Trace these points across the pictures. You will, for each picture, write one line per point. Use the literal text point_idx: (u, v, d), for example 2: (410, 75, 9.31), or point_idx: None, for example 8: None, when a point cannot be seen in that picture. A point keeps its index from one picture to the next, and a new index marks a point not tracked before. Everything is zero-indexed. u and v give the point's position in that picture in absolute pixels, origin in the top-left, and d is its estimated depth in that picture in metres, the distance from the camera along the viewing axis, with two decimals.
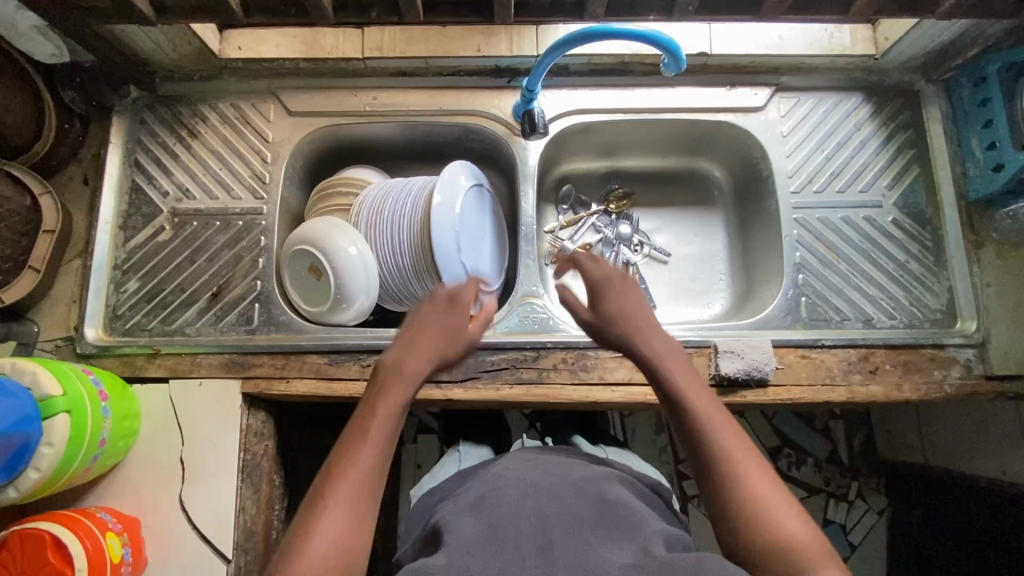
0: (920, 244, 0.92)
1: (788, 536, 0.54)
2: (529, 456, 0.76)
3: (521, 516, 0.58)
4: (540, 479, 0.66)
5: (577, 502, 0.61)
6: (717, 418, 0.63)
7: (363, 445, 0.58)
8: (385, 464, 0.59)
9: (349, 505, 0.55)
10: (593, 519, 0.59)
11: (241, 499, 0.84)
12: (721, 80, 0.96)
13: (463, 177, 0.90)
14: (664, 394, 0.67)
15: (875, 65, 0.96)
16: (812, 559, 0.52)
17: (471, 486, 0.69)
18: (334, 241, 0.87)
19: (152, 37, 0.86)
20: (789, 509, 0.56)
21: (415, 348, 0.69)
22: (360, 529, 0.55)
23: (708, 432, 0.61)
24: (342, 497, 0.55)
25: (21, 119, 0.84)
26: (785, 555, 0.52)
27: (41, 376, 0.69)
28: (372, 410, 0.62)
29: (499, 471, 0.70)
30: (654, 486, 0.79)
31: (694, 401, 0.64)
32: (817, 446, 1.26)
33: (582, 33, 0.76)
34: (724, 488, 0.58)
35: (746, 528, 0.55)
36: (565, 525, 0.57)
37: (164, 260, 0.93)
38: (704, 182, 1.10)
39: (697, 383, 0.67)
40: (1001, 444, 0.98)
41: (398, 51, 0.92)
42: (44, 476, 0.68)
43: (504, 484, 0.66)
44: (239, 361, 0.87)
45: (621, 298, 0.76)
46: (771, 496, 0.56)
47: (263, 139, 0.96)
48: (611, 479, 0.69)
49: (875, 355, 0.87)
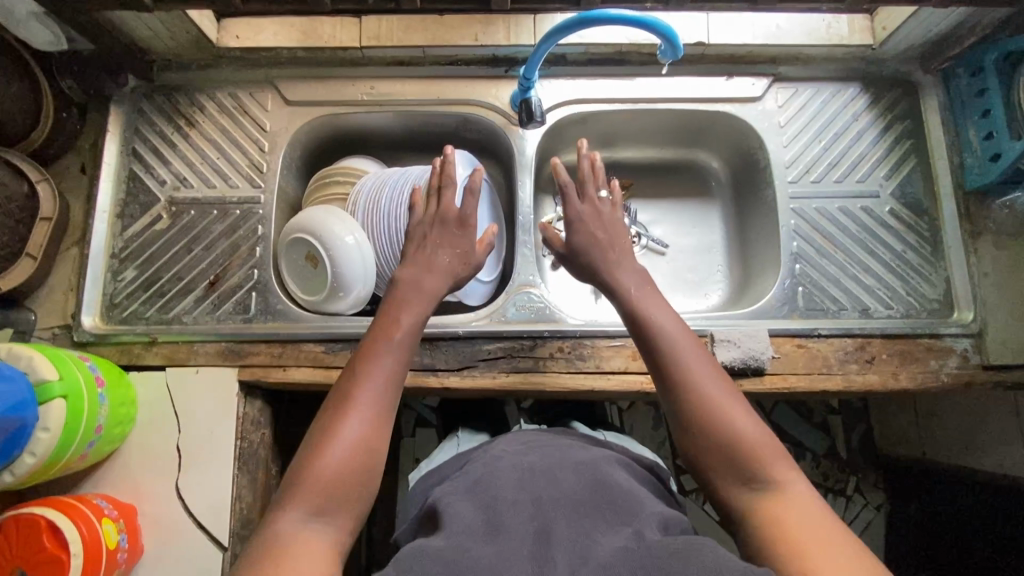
0: (917, 234, 0.92)
1: (746, 441, 0.57)
2: (527, 437, 0.76)
3: (517, 502, 0.58)
4: (536, 463, 0.66)
5: (574, 487, 0.61)
6: (682, 337, 0.65)
7: (375, 357, 0.62)
8: (399, 375, 0.62)
9: (366, 410, 0.58)
10: (590, 505, 0.59)
11: (237, 487, 0.84)
12: (718, 70, 0.96)
13: (459, 167, 0.92)
14: (632, 316, 0.69)
15: (873, 55, 0.96)
16: (764, 461, 0.56)
17: (468, 468, 0.69)
18: (331, 230, 0.87)
19: (149, 24, 0.86)
20: (746, 416, 0.59)
21: (427, 268, 0.74)
22: (378, 433, 0.58)
23: (673, 349, 0.64)
24: (359, 402, 0.58)
25: (18, 107, 0.84)
26: (741, 458, 0.57)
27: (37, 361, 0.69)
28: (383, 327, 0.65)
29: (497, 453, 0.70)
30: (651, 466, 0.79)
31: (660, 322, 0.67)
32: (815, 440, 1.26)
33: (577, 20, 0.76)
34: (686, 400, 0.61)
35: (706, 435, 0.59)
36: (562, 512, 0.57)
37: (161, 249, 0.93)
38: (702, 173, 1.10)
39: (665, 306, 0.70)
40: (999, 436, 0.98)
41: (396, 40, 0.92)
42: (40, 460, 0.68)
43: (500, 467, 0.66)
44: (236, 350, 0.87)
45: (596, 233, 0.78)
46: (730, 407, 0.60)
47: (260, 128, 0.96)
48: (608, 463, 0.69)
49: (872, 344, 0.87)
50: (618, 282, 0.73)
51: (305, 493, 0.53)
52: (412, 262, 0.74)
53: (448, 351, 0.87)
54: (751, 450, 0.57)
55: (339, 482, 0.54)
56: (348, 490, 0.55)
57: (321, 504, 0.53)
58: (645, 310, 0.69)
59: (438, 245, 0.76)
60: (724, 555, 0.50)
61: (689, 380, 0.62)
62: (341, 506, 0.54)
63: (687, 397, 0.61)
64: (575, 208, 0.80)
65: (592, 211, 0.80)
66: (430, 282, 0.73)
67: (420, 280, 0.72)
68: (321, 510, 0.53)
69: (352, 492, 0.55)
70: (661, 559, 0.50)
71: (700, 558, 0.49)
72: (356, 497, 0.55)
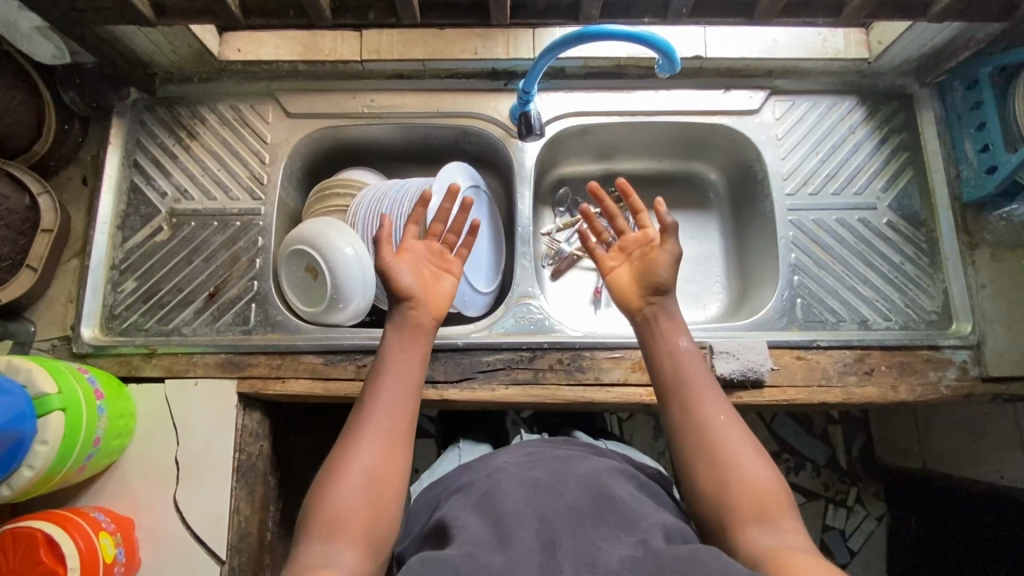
0: (915, 247, 0.93)
1: (748, 480, 0.58)
2: (530, 448, 0.77)
3: (522, 512, 0.58)
4: (540, 476, 0.66)
5: (578, 499, 0.61)
6: (700, 372, 0.66)
7: (387, 386, 0.65)
8: (412, 407, 0.65)
9: (377, 439, 0.61)
10: (594, 515, 0.59)
11: (236, 499, 0.84)
12: (716, 83, 0.96)
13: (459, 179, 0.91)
14: (654, 352, 0.69)
15: (869, 69, 0.96)
16: (766, 499, 0.57)
17: (472, 482, 0.70)
18: (330, 241, 0.87)
19: (152, 38, 0.87)
20: (753, 454, 0.60)
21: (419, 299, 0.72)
22: (387, 457, 0.60)
23: (688, 385, 0.65)
24: (366, 430, 0.61)
25: (20, 119, 0.84)
26: (746, 497, 0.57)
27: (36, 374, 0.69)
28: (390, 353, 0.67)
29: (501, 465, 0.71)
30: (653, 476, 0.80)
31: (680, 358, 0.68)
32: (815, 451, 1.25)
33: (574, 35, 0.77)
34: (693, 440, 0.62)
35: (712, 477, 0.59)
36: (567, 522, 0.57)
37: (161, 260, 0.93)
38: (700, 184, 1.10)
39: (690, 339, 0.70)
40: (999, 448, 0.98)
41: (396, 54, 0.93)
42: (38, 474, 0.68)
43: (503, 479, 0.66)
44: (235, 362, 0.87)
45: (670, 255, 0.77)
46: (735, 446, 0.60)
47: (261, 140, 0.96)
48: (610, 473, 0.69)
49: (871, 356, 0.87)
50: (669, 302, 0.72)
51: (319, 521, 0.56)
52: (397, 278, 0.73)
53: (447, 362, 0.87)
54: (752, 489, 0.57)
55: (350, 507, 0.56)
56: (361, 515, 0.56)
57: (333, 530, 0.55)
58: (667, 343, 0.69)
59: (413, 257, 0.74)
60: (726, 562, 0.50)
61: (700, 415, 0.63)
62: (356, 533, 0.55)
63: (696, 432, 0.62)
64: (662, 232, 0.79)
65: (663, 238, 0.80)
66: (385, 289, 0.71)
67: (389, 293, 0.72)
68: (334, 537, 0.55)
69: (366, 516, 0.57)
70: (667, 566, 0.50)
71: (702, 562, 0.49)
72: (370, 521, 0.56)
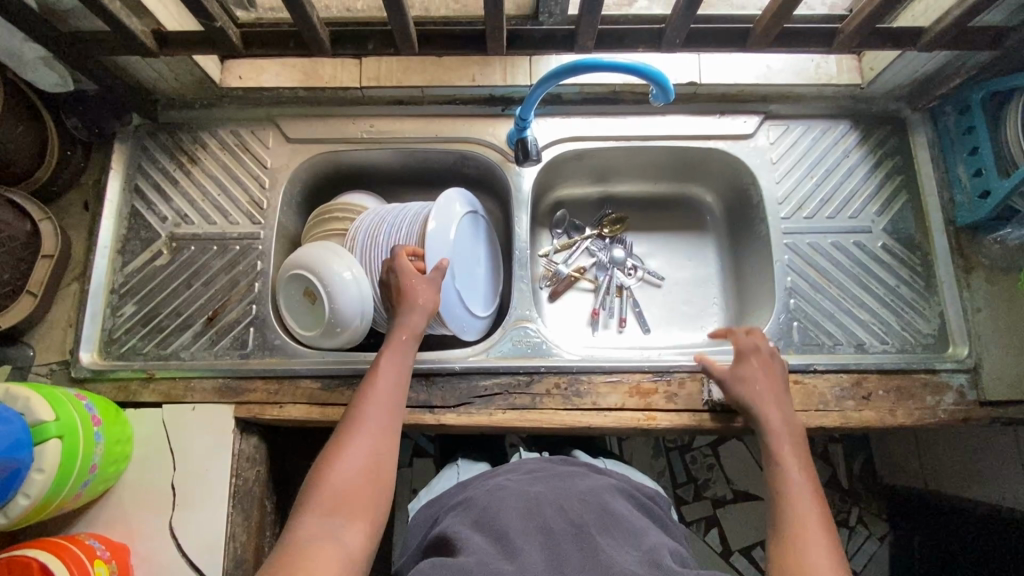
0: (910, 269, 0.93)
1: None
2: (530, 465, 0.77)
3: (527, 527, 0.60)
4: (542, 491, 0.68)
5: (581, 516, 0.63)
6: (801, 490, 0.68)
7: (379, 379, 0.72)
8: (400, 396, 0.72)
9: (370, 427, 0.68)
10: (598, 528, 0.62)
11: (232, 525, 0.83)
12: (710, 109, 0.98)
13: (457, 204, 0.91)
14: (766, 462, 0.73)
15: (862, 94, 0.98)
16: None
17: (472, 498, 0.70)
18: (329, 266, 0.87)
19: (154, 67, 0.88)
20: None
21: (412, 305, 0.79)
22: (382, 444, 0.67)
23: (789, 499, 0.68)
24: (365, 418, 0.68)
25: (24, 148, 0.85)
26: None
27: (34, 401, 0.69)
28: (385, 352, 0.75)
29: (501, 482, 0.72)
30: (654, 498, 0.80)
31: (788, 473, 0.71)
32: (816, 470, 1.24)
33: (570, 66, 0.78)
34: (782, 548, 0.63)
35: None
36: (570, 537, 0.59)
37: (161, 284, 0.93)
38: (696, 207, 1.11)
39: (798, 454, 0.73)
40: (1001, 470, 0.98)
41: (395, 81, 0.95)
42: (34, 502, 0.68)
43: (507, 495, 0.67)
44: (233, 387, 0.87)
45: (762, 371, 0.80)
46: (816, 556, 0.61)
47: (262, 165, 0.97)
48: (610, 492, 0.71)
49: (868, 380, 0.87)
50: (755, 420, 0.77)
51: (318, 501, 0.62)
52: (413, 298, 0.79)
53: (444, 388, 0.87)
54: None
55: (350, 488, 0.63)
56: (362, 496, 0.63)
57: (335, 507, 0.61)
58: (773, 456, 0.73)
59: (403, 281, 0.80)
60: None
61: (799, 533, 0.64)
62: (357, 511, 0.62)
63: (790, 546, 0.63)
64: (743, 339, 0.82)
65: (764, 346, 0.82)
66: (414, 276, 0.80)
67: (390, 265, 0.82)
68: (336, 514, 0.61)
69: (365, 497, 0.63)
70: None
71: None
72: (369, 503, 0.63)
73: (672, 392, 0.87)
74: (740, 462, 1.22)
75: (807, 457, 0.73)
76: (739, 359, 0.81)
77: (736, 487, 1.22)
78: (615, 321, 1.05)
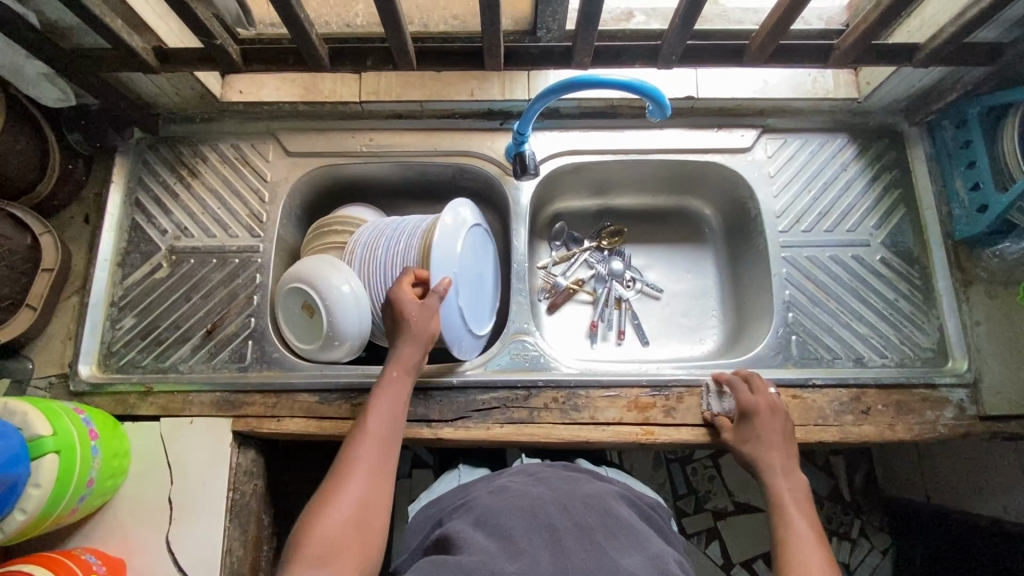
0: (909, 283, 0.93)
1: None
2: (533, 468, 0.78)
3: (531, 529, 0.61)
4: (546, 493, 0.68)
5: (584, 517, 0.63)
6: (803, 536, 0.71)
7: (372, 425, 0.73)
8: (392, 444, 0.74)
9: (363, 474, 0.69)
10: (602, 530, 0.62)
11: (229, 539, 0.83)
12: (707, 122, 0.98)
13: (467, 214, 0.90)
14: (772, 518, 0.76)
15: (859, 108, 0.98)
16: None
17: (475, 499, 0.70)
18: (328, 279, 0.87)
19: (156, 82, 0.89)
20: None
21: (407, 341, 0.80)
22: (375, 491, 0.68)
23: (790, 547, 0.70)
24: (358, 465, 0.69)
25: (26, 163, 0.86)
26: None
27: (31, 415, 0.69)
28: (379, 397, 0.77)
29: (504, 483, 0.72)
30: (653, 505, 0.80)
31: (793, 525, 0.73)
32: (817, 482, 1.23)
33: (568, 83, 0.79)
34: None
35: None
36: (575, 538, 0.59)
37: (160, 297, 0.94)
38: (694, 219, 1.11)
39: (805, 512, 0.75)
40: (1002, 483, 0.97)
41: (394, 95, 0.95)
42: (30, 517, 0.68)
43: (511, 496, 0.67)
44: (231, 400, 0.87)
45: (767, 429, 0.81)
46: None
47: (262, 179, 0.98)
48: (615, 497, 0.70)
49: (867, 395, 0.87)
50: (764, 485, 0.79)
51: (309, 549, 0.62)
52: (411, 328, 0.80)
53: (442, 402, 0.87)
54: None
55: (341, 536, 0.63)
56: (353, 545, 0.63)
57: (326, 556, 0.61)
58: (777, 503, 0.76)
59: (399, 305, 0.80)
60: None
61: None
62: (347, 560, 0.62)
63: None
64: (748, 400, 0.81)
65: (766, 404, 0.82)
66: (409, 305, 0.80)
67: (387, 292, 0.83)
68: (327, 563, 0.61)
69: (356, 546, 0.64)
70: None
71: None
72: (359, 552, 0.63)
73: (670, 407, 0.86)
74: (740, 474, 1.21)
75: (814, 515, 0.75)
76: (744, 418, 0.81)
77: (736, 499, 1.21)
78: (614, 334, 1.05)
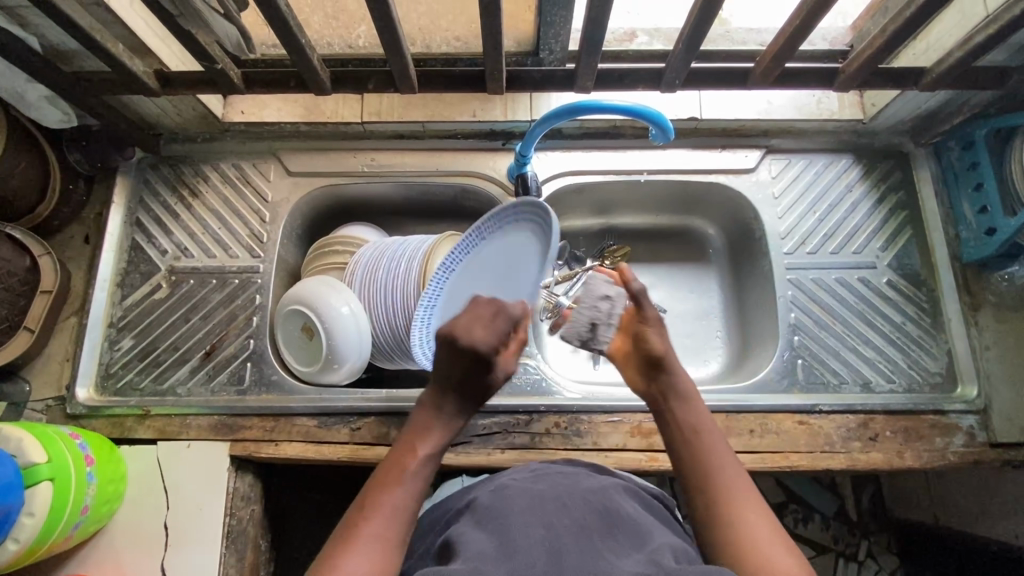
0: (916, 307, 0.92)
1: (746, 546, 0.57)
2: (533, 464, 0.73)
3: (528, 527, 0.55)
4: (542, 489, 0.63)
5: (581, 514, 0.58)
6: (721, 457, 0.66)
7: (399, 489, 0.60)
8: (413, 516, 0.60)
9: (371, 545, 0.55)
10: (600, 529, 0.57)
11: (224, 567, 0.81)
12: (711, 143, 0.97)
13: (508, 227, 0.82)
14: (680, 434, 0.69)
15: (864, 129, 0.97)
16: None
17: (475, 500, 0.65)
18: (328, 301, 0.86)
19: (158, 104, 0.89)
20: (777, 543, 0.57)
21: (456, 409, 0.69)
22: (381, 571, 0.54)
23: (711, 471, 0.64)
24: (367, 534, 0.56)
25: (27, 183, 0.86)
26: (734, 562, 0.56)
27: (27, 442, 0.69)
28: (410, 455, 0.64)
29: (503, 480, 0.67)
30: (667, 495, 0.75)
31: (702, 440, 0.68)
32: (824, 502, 1.20)
33: (572, 108, 0.79)
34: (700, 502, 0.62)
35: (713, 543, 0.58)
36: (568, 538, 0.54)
37: (159, 318, 0.93)
38: (698, 239, 1.10)
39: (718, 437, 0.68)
40: (1014, 509, 0.95)
41: (396, 116, 0.95)
42: (23, 546, 0.67)
43: (509, 496, 0.62)
44: (229, 424, 0.86)
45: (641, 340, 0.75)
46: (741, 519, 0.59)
47: (262, 199, 0.97)
48: (620, 491, 0.65)
49: (875, 421, 0.85)
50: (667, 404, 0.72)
51: None
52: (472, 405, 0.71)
53: None
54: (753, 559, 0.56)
55: None
56: None
57: None
58: (693, 427, 0.69)
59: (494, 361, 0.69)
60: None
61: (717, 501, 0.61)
62: None
63: (719, 525, 0.59)
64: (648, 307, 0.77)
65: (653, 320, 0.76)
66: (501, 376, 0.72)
67: (470, 329, 0.68)
68: None
69: None
70: None
71: None
72: None
73: None
74: None
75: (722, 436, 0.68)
76: (639, 311, 0.77)
77: None
78: None
